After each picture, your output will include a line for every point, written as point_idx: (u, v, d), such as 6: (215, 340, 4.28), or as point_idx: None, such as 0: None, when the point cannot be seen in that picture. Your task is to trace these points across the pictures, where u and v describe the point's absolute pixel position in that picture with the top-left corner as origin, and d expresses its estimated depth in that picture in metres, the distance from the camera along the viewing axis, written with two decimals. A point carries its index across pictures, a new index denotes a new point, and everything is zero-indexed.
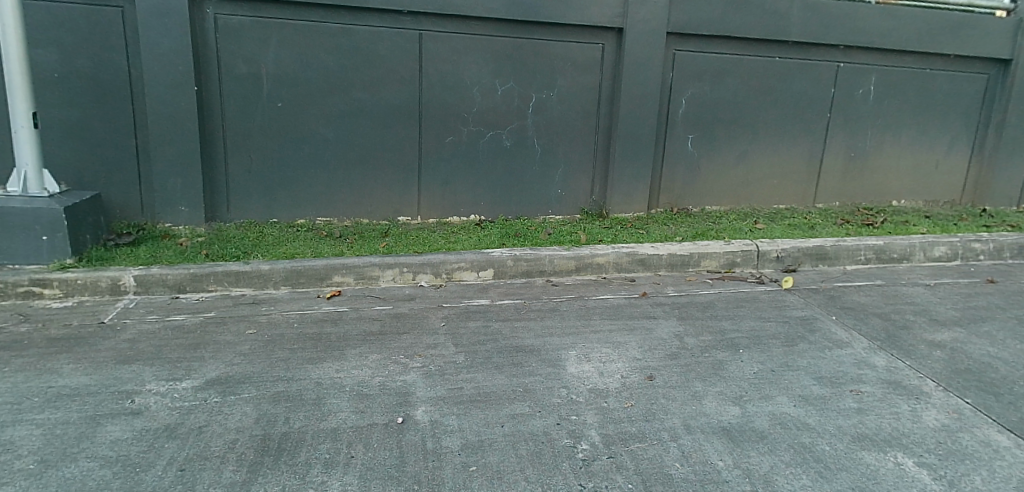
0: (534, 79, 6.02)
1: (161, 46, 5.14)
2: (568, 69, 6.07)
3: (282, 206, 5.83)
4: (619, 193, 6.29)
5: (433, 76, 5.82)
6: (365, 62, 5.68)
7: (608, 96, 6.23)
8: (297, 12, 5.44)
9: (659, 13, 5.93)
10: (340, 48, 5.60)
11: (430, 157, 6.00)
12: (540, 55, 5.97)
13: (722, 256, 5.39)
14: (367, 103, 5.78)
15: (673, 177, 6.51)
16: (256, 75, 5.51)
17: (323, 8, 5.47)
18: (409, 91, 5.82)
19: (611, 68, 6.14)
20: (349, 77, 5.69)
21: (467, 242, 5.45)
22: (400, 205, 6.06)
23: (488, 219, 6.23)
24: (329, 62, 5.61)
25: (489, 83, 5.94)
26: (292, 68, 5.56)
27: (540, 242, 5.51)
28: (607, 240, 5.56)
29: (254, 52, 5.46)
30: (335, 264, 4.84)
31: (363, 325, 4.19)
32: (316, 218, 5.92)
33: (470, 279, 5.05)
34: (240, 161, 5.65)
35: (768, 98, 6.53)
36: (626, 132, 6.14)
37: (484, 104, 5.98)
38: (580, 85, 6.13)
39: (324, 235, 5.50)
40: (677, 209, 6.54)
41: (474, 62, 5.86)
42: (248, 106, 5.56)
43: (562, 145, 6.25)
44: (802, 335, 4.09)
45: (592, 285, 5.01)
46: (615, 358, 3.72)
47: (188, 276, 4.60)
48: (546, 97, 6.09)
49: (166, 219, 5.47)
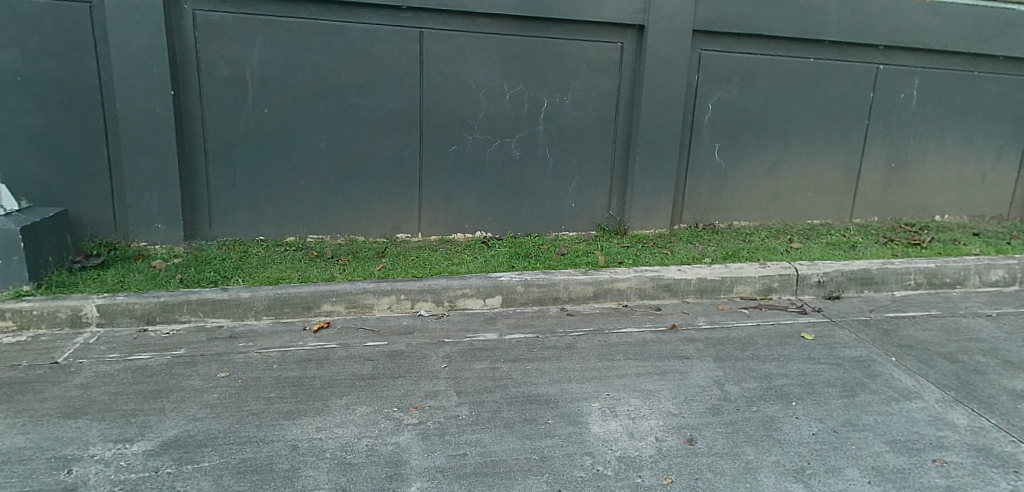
0: (546, 82, 5.46)
1: (132, 45, 4.61)
2: (584, 71, 5.51)
3: (270, 222, 5.29)
4: (639, 208, 5.71)
5: (435, 79, 5.27)
6: (361, 63, 5.14)
7: (628, 101, 5.66)
8: (284, 9, 4.92)
9: (685, 9, 5.37)
10: (333, 48, 5.07)
11: (432, 168, 5.46)
12: (553, 56, 5.41)
13: (757, 281, 4.81)
14: (363, 109, 5.24)
15: (698, 190, 5.93)
16: (240, 77, 4.98)
17: (313, 4, 4.94)
18: (409, 96, 5.28)
19: (631, 70, 5.58)
20: (343, 80, 5.15)
21: (472, 264, 4.90)
22: (399, 221, 5.52)
23: (495, 235, 5.68)
24: (321, 63, 5.08)
25: (497, 87, 5.39)
26: (280, 70, 5.03)
27: (553, 263, 4.95)
28: (628, 261, 4.99)
29: (238, 52, 4.93)
30: (324, 291, 4.30)
31: (353, 366, 3.64)
32: (307, 235, 5.38)
33: (475, 308, 4.50)
34: (223, 174, 5.12)
35: (802, 104, 5.95)
36: (648, 140, 5.57)
37: (491, 110, 5.43)
38: (598, 88, 5.57)
39: (313, 256, 4.96)
40: (702, 225, 5.95)
41: (481, 63, 5.32)
42: (231, 112, 5.03)
43: (577, 155, 5.68)
44: (862, 384, 3.52)
45: (613, 315, 4.45)
46: (646, 413, 3.15)
47: (158, 305, 4.07)
48: (560, 102, 5.53)
49: (140, 237, 4.93)
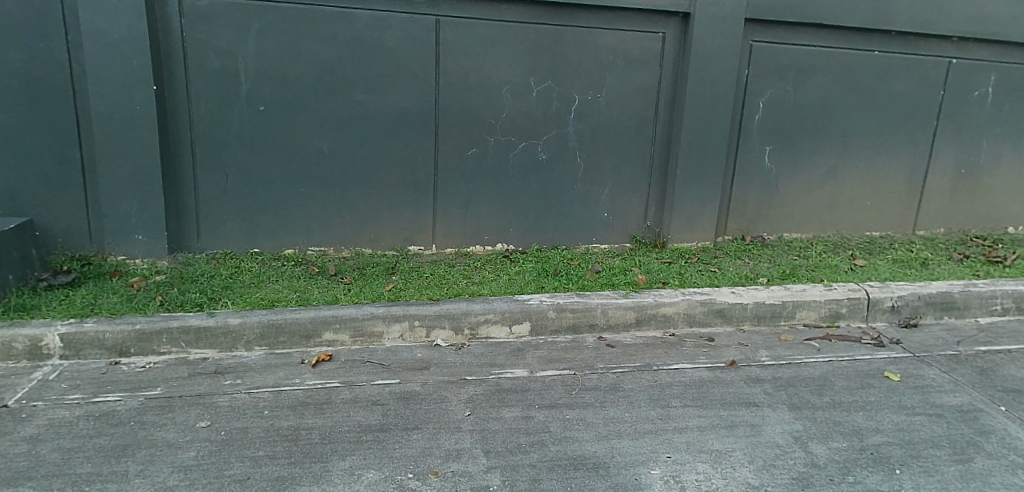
0: (577, 76, 4.85)
1: (110, 33, 4.05)
2: (620, 65, 4.88)
3: (266, 234, 4.72)
4: (681, 219, 5.09)
5: (453, 73, 4.67)
6: (369, 54, 4.55)
7: (668, 99, 5.03)
8: None
9: None
10: (338, 37, 4.48)
11: (448, 173, 4.86)
12: (585, 47, 4.79)
13: (822, 306, 4.20)
14: (371, 106, 4.65)
15: (745, 199, 5.31)
16: (233, 70, 4.41)
17: None
18: (424, 92, 4.68)
19: (672, 63, 4.96)
20: (348, 74, 4.56)
21: (495, 284, 4.30)
22: (411, 232, 4.92)
23: (518, 248, 5.07)
24: (324, 55, 4.50)
25: (523, 82, 4.79)
26: (278, 61, 4.45)
27: (588, 283, 4.34)
28: (674, 281, 4.37)
29: (231, 42, 4.36)
30: (327, 317, 3.72)
31: (359, 413, 3.05)
32: (308, 248, 4.80)
33: (500, 336, 3.90)
34: (214, 179, 4.55)
35: (863, 102, 5.31)
36: (691, 143, 4.95)
37: (515, 107, 4.82)
38: (635, 83, 4.95)
39: (315, 273, 4.38)
40: (749, 238, 5.33)
41: (505, 55, 4.71)
42: (223, 110, 4.46)
43: (611, 159, 5.06)
44: (975, 444, 2.89)
45: (660, 347, 3.83)
46: (720, 484, 2.54)
47: (132, 335, 3.51)
48: (592, 99, 4.91)
49: (119, 250, 4.37)
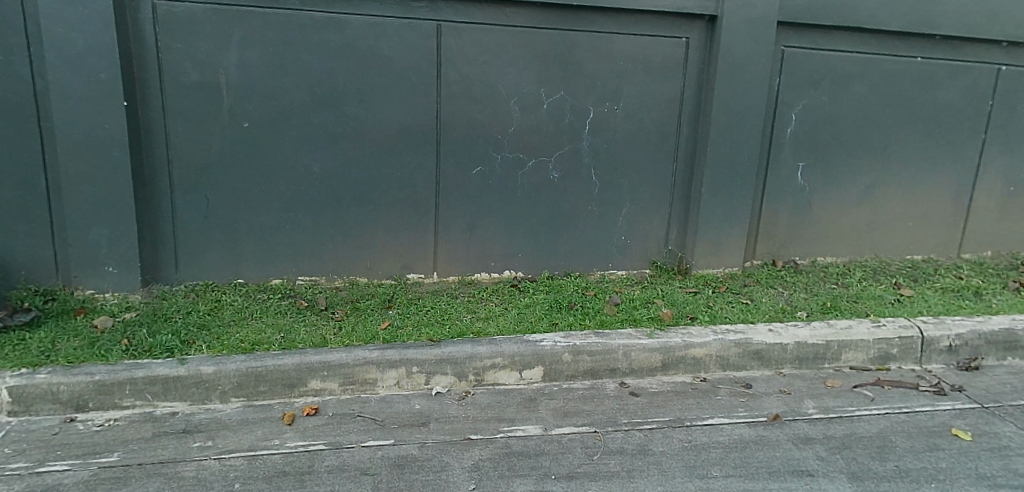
0: (593, 87, 4.41)
1: (75, 42, 3.64)
2: (640, 74, 4.44)
3: (251, 262, 4.29)
4: (706, 243, 4.63)
5: (456, 85, 4.24)
6: (364, 65, 4.13)
7: (692, 111, 4.59)
8: None
9: None
10: (329, 46, 4.06)
11: (451, 194, 4.42)
12: (601, 56, 4.36)
13: (871, 346, 3.74)
14: (366, 121, 4.22)
15: (776, 220, 4.85)
16: (213, 83, 3.99)
17: None
18: (424, 106, 4.26)
19: (696, 73, 4.52)
20: (341, 87, 4.14)
21: (503, 319, 3.85)
22: (410, 259, 4.49)
23: (527, 276, 4.63)
24: (314, 66, 4.08)
25: (533, 94, 4.35)
26: (263, 73, 4.04)
27: (607, 317, 3.88)
28: (704, 316, 3.91)
29: (211, 52, 3.95)
30: (313, 363, 3.28)
31: (346, 486, 2.60)
32: (297, 277, 4.37)
33: (509, 383, 3.46)
34: (193, 203, 4.12)
35: (905, 114, 4.85)
36: (718, 159, 4.50)
37: (524, 121, 4.38)
38: (656, 95, 4.50)
39: (303, 308, 3.95)
40: (781, 263, 4.86)
41: (513, 65, 4.28)
42: (203, 127, 4.04)
43: (630, 177, 4.60)
44: None
45: (691, 396, 3.37)
46: None
47: (91, 387, 3.09)
48: (609, 112, 4.47)
49: (87, 283, 3.94)
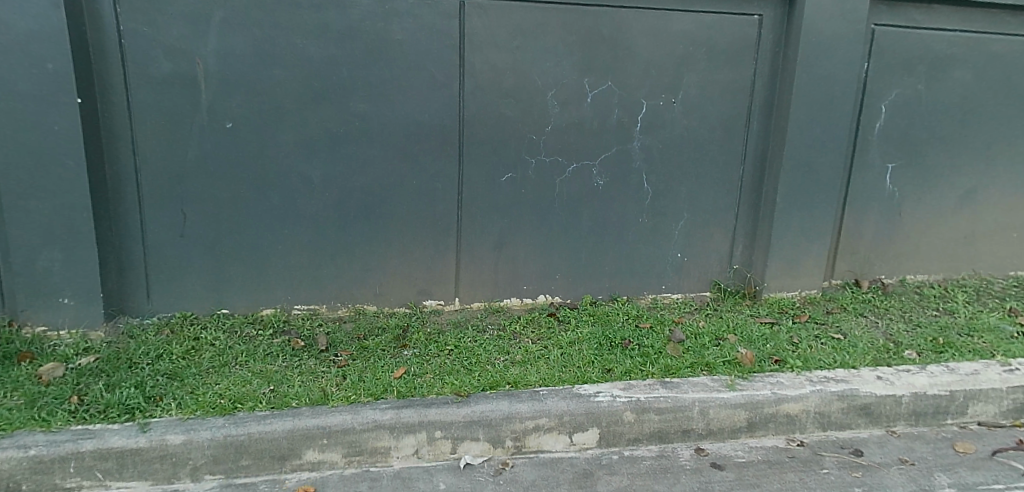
0: (646, 76, 3.67)
1: (14, 25, 2.94)
2: (703, 59, 3.70)
3: (238, 289, 3.59)
4: (780, 261, 3.89)
5: (482, 74, 3.51)
6: (371, 52, 3.41)
7: (764, 104, 3.83)
8: None
9: None
10: (329, 29, 3.35)
11: (476, 206, 3.70)
12: (656, 39, 3.62)
13: (1004, 397, 3.00)
14: (373, 119, 3.50)
15: (858, 233, 4.11)
16: (188, 75, 3.29)
17: None
18: (444, 100, 3.53)
19: (769, 57, 3.76)
20: (343, 77, 3.42)
21: (544, 363, 3.13)
22: (427, 283, 3.78)
23: (565, 302, 3.90)
24: (310, 53, 3.36)
25: (574, 85, 3.62)
26: (249, 63, 3.32)
27: (672, 359, 3.15)
28: (792, 358, 3.17)
29: (185, 38, 3.24)
30: (311, 429, 2.58)
31: None
32: (294, 306, 3.67)
33: (556, 450, 2.74)
34: (167, 220, 3.43)
35: (1014, 105, 4.07)
36: (795, 162, 3.76)
37: (564, 118, 3.65)
38: (720, 84, 3.76)
39: (299, 348, 3.24)
40: (864, 284, 4.11)
41: (551, 50, 3.54)
42: (179, 129, 3.34)
43: (688, 184, 3.86)
44: None
45: (790, 469, 2.64)
46: None
47: (24, 465, 2.40)
48: (665, 107, 3.73)
49: (39, 318, 3.26)
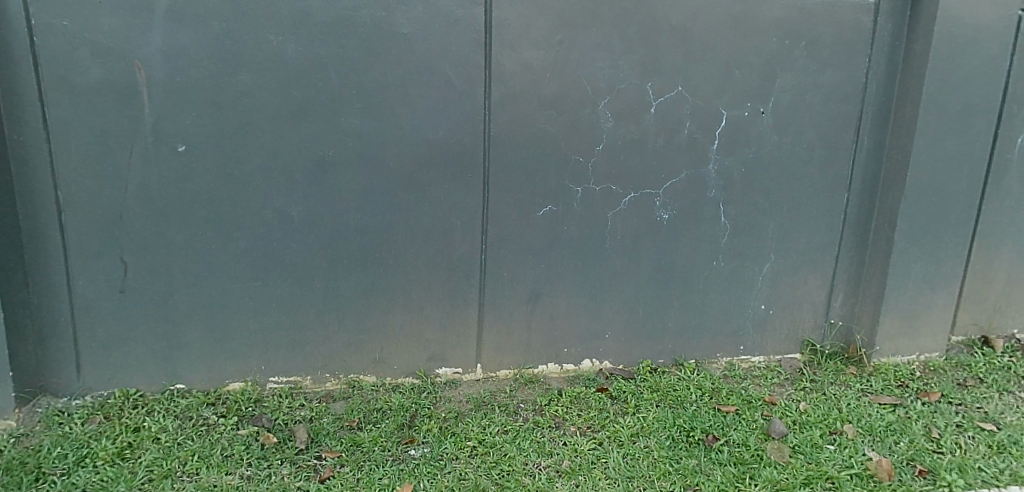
0: (726, 79, 2.83)
1: None
2: (800, 58, 2.86)
3: (199, 358, 2.79)
4: (894, 316, 3.03)
5: (515, 78, 2.67)
6: (368, 50, 2.58)
7: (877, 114, 2.96)
8: None
9: None
10: (312, 19, 2.52)
11: (505, 249, 2.87)
12: (742, 30, 2.78)
13: None
14: (371, 138, 2.67)
15: (989, 278, 3.24)
16: (125, 83, 2.47)
17: None
18: (465, 113, 2.70)
19: (885, 54, 2.89)
20: (332, 84, 2.59)
21: (601, 474, 2.28)
22: (442, 346, 2.95)
23: (617, 368, 3.06)
24: (287, 50, 2.53)
25: (633, 92, 2.79)
26: (206, 65, 2.50)
27: (777, 467, 2.29)
28: (942, 468, 2.31)
29: (121, 33, 2.42)
30: None
31: None
32: (271, 379, 2.86)
33: None
34: (105, 272, 2.63)
35: None
36: (919, 190, 2.89)
37: (619, 135, 2.83)
38: (821, 90, 2.91)
39: (270, 447, 2.42)
40: (994, 342, 3.25)
41: (604, 46, 2.71)
42: (116, 154, 2.53)
43: (776, 218, 3.01)
44: None
45: None
46: None
47: None
48: (751, 118, 2.89)
49: None
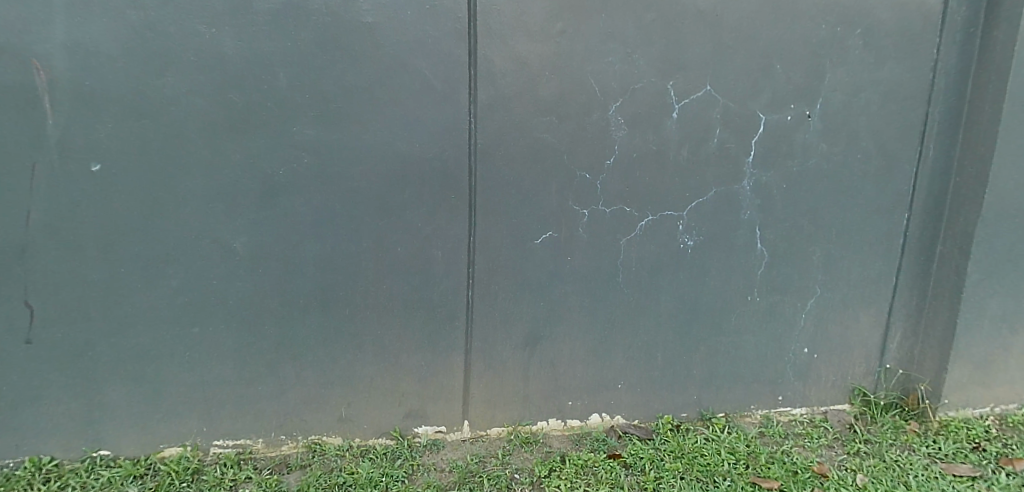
0: (764, 77, 2.32)
1: None
2: (856, 50, 2.34)
3: (127, 419, 2.31)
4: (965, 362, 2.52)
5: (505, 78, 2.18)
6: (325, 44, 2.09)
7: (948, 118, 2.43)
8: None
9: None
10: (253, 6, 2.03)
11: (495, 285, 2.38)
12: (785, 16, 2.27)
13: None
14: (331, 153, 2.18)
15: None
16: (19, 87, 1.98)
17: None
18: (445, 121, 2.20)
19: (958, 45, 2.37)
20: (280, 86, 2.10)
21: None
22: (421, 400, 2.47)
23: (631, 424, 2.56)
24: (223, 45, 2.04)
25: (650, 93, 2.28)
26: (121, 64, 2.00)
27: None
28: None
29: (12, 25, 1.93)
30: None
31: None
32: (215, 442, 2.38)
33: None
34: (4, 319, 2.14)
35: None
36: (1001, 210, 2.37)
37: (635, 146, 2.32)
38: (881, 89, 2.39)
39: None
40: None
41: (615, 37, 2.21)
42: (12, 176, 2.04)
43: (823, 244, 2.50)
44: None
45: None
46: None
47: None
48: (793, 124, 2.38)
49: None
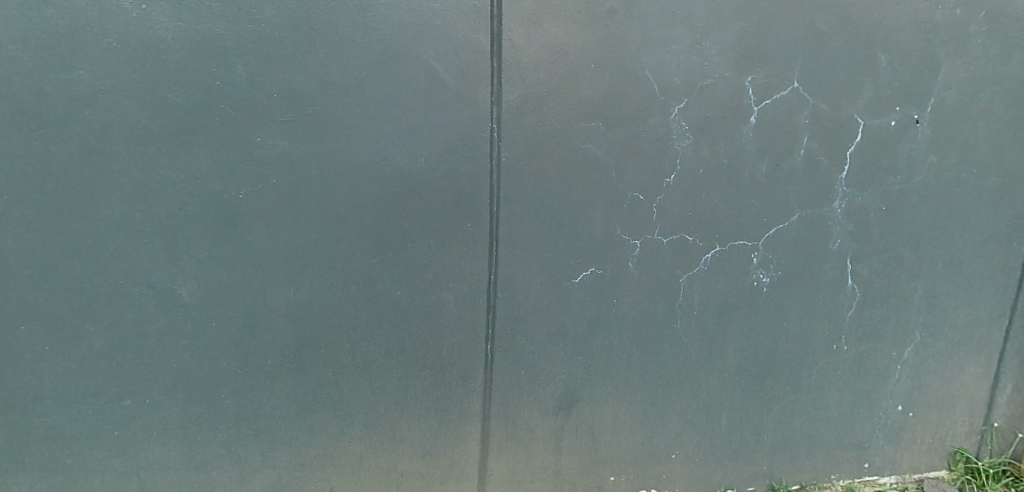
0: (864, 71, 1.82)
1: None
2: (980, 36, 1.84)
3: None
4: None
5: (537, 71, 1.67)
6: (297, 26, 1.58)
7: None
8: None
9: None
10: None
11: (522, 337, 1.86)
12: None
13: None
14: (307, 170, 1.66)
15: None
16: None
17: None
18: (458, 128, 1.68)
19: None
20: (238, 81, 1.59)
21: None
22: (426, 481, 1.95)
23: None
24: (157, 25, 1.55)
25: (723, 91, 1.77)
26: (15, 50, 1.51)
27: None
28: None
29: None
30: None
31: None
32: None
33: None
34: None
35: None
36: None
37: (701, 160, 1.81)
38: (1009, 87, 1.88)
39: None
40: None
41: (681, 18, 1.70)
42: None
43: (925, 279, 2.02)
44: None
45: None
46: None
47: None
48: (897, 131, 1.88)
49: None
